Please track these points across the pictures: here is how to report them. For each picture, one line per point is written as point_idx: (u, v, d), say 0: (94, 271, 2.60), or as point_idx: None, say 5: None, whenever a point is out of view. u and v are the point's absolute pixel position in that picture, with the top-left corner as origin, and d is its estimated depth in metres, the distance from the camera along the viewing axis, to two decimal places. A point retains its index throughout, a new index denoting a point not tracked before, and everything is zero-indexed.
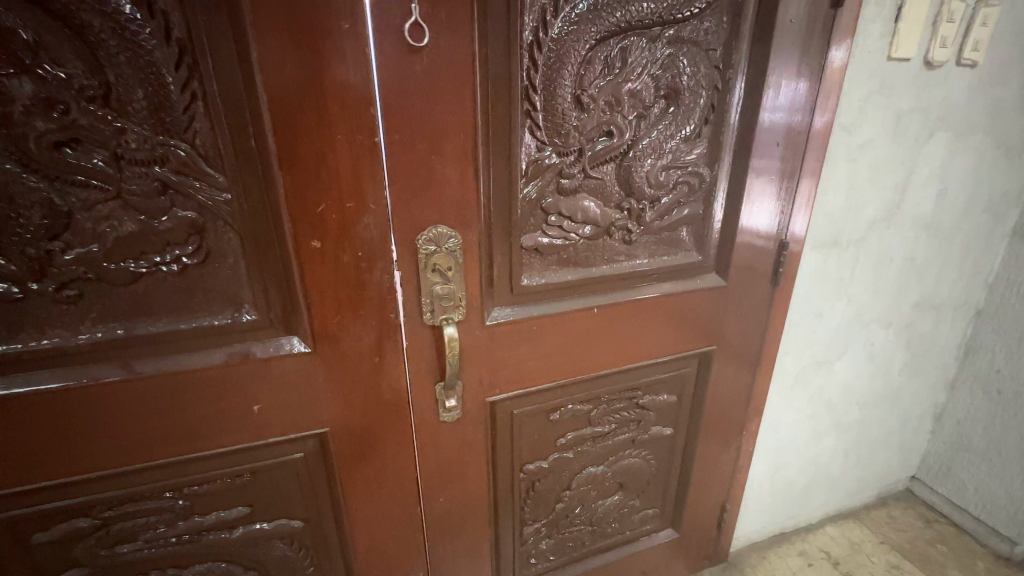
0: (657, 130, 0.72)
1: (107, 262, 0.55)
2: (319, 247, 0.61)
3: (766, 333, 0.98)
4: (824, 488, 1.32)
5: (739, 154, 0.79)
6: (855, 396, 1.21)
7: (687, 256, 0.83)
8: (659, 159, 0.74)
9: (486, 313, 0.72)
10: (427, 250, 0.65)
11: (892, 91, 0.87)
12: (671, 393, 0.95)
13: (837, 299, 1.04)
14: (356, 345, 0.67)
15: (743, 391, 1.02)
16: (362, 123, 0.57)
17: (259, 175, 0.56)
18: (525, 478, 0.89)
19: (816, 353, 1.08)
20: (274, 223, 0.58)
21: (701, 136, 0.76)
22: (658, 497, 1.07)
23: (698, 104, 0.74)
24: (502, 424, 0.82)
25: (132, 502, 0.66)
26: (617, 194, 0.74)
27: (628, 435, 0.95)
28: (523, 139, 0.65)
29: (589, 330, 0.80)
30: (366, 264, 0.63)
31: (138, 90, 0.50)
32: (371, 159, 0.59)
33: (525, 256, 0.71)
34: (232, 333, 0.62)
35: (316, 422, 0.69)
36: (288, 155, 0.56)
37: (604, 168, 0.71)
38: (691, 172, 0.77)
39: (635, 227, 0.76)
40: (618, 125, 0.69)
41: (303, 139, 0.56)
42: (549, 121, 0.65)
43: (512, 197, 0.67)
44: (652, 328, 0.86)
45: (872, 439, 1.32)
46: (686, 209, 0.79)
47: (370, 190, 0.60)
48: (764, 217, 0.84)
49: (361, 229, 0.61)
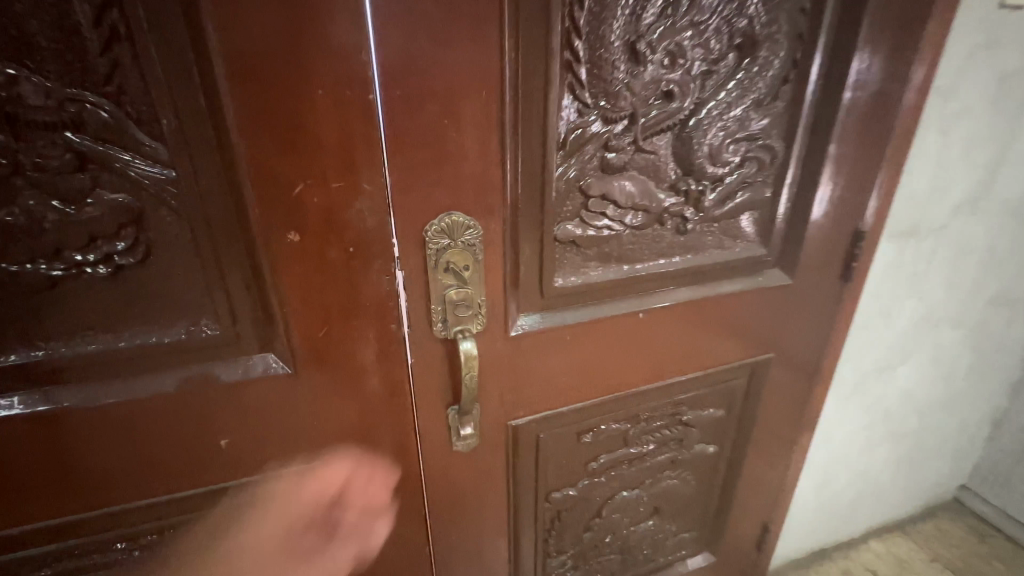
0: (725, 91, 0.57)
1: (10, 264, 0.41)
2: (297, 242, 0.47)
3: (831, 339, 0.84)
4: (871, 502, 1.20)
5: (820, 125, 0.64)
6: (914, 403, 1.07)
7: (748, 249, 0.69)
8: (725, 128, 0.59)
9: (510, 321, 0.58)
10: (436, 244, 0.50)
11: (999, 48, 0.72)
12: (719, 406, 0.82)
13: (908, 297, 0.90)
14: (348, 363, 0.53)
15: (799, 403, 0.88)
16: (352, 74, 0.43)
17: (214, 145, 0.42)
18: (550, 507, 0.77)
19: (879, 357, 0.94)
20: (237, 210, 0.44)
21: (778, 99, 0.61)
22: (697, 520, 0.95)
23: (777, 59, 0.58)
24: (526, 449, 0.69)
25: (74, 558, 0.53)
26: (673, 173, 0.59)
27: (668, 455, 0.82)
28: (562, 99, 0.50)
29: (630, 339, 0.66)
30: (360, 263, 0.49)
31: (32, 21, 0.36)
32: (363, 125, 0.44)
33: (559, 250, 0.57)
34: (190, 352, 0.49)
35: (301, 456, 0.56)
36: (252, 119, 0.41)
37: (659, 139, 0.57)
38: (761, 145, 0.63)
39: (692, 214, 0.62)
40: (679, 83, 0.54)
41: (271, 96, 0.41)
42: (595, 78, 0.51)
43: (545, 177, 0.53)
44: (703, 335, 0.72)
45: (927, 448, 1.19)
46: (753, 191, 0.65)
47: (364, 167, 0.46)
48: (840, 202, 0.70)
49: (352, 219, 0.47)
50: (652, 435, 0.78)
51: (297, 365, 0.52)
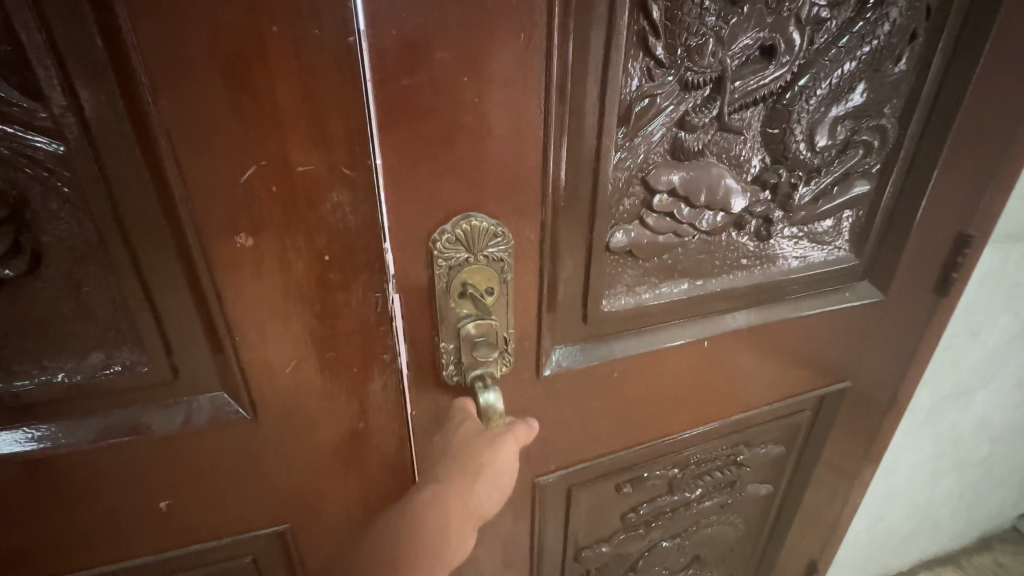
0: (836, 50, 0.44)
1: None
2: (249, 247, 0.34)
3: (915, 362, 0.70)
4: (927, 534, 1.07)
5: (945, 100, 0.49)
6: (989, 429, 0.94)
7: (837, 258, 0.55)
8: (831, 102, 0.46)
9: (538, 353, 0.45)
10: (445, 259, 0.38)
11: None
12: (779, 442, 0.69)
13: (1004, 311, 0.75)
14: (321, 404, 0.42)
15: (869, 435, 0.75)
16: (323, 6, 0.29)
17: (115, 108, 0.28)
18: (579, 566, 0.64)
19: (959, 380, 0.81)
20: (157, 202, 0.31)
21: (897, 63, 0.47)
22: (740, 564, 0.83)
23: (902, 7, 0.44)
24: (553, 503, 0.56)
25: None
26: (759, 162, 0.46)
27: (718, 499, 0.69)
28: (628, 54, 0.36)
29: (689, 373, 0.53)
30: (340, 274, 0.37)
31: None
32: (340, 81, 0.31)
33: (610, 263, 0.44)
34: (109, 394, 0.36)
35: (268, 514, 0.45)
36: (173, 70, 0.28)
37: (748, 115, 0.43)
38: (871, 126, 0.49)
39: (778, 215, 0.49)
40: (782, 38, 0.41)
41: (201, 33, 0.28)
42: (670, 24, 0.37)
43: (595, 164, 0.39)
44: (776, 363, 0.59)
45: (995, 477, 1.05)
46: (852, 184, 0.52)
47: (341, 144, 0.33)
48: (957, 200, 0.56)
49: (326, 217, 0.35)
50: (701, 476, 0.65)
51: (255, 408, 0.39)
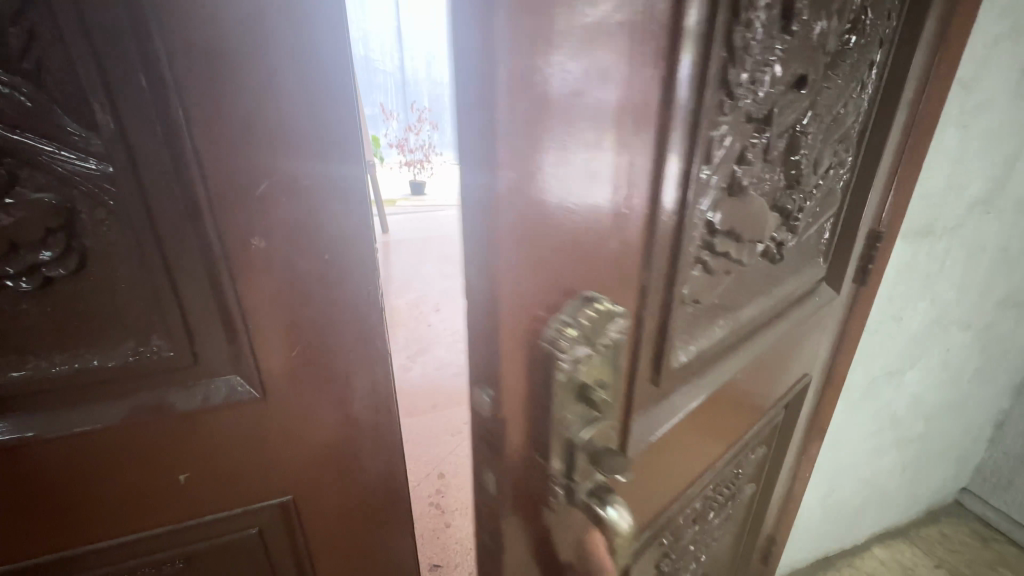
0: (832, 87, 0.50)
1: None
2: (263, 248, 0.41)
3: (844, 344, 0.79)
4: (876, 508, 1.17)
5: (878, 127, 0.61)
6: (922, 407, 1.04)
7: (807, 268, 0.62)
8: (823, 131, 0.52)
9: None
10: (570, 363, 0.29)
11: (1021, 37, 0.68)
12: (761, 447, 0.76)
13: (922, 298, 0.86)
14: (320, 382, 0.49)
15: (811, 412, 0.84)
16: (326, 60, 0.37)
17: (155, 137, 0.35)
18: None
19: (889, 362, 0.91)
20: (186, 213, 0.38)
21: (860, 97, 0.57)
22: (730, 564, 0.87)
23: (868, 50, 0.53)
24: None
25: None
26: (783, 186, 0.49)
27: (724, 518, 0.73)
28: (740, 64, 0.31)
29: (720, 418, 0.53)
30: (337, 272, 0.45)
31: None
32: (340, 116, 0.39)
33: (686, 318, 0.38)
34: (141, 377, 0.42)
35: (273, 483, 0.51)
36: (213, 110, 0.36)
37: (782, 142, 0.45)
38: (840, 150, 0.58)
39: (787, 237, 0.54)
40: (807, 77, 0.45)
41: (235, 82, 0.36)
42: (761, 16, 0.32)
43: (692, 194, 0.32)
44: (771, 378, 0.62)
45: (933, 453, 1.16)
46: (825, 200, 0.60)
47: (339, 165, 0.41)
48: (875, 205, 0.67)
49: (325, 223, 0.42)
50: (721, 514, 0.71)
51: (264, 384, 0.46)
